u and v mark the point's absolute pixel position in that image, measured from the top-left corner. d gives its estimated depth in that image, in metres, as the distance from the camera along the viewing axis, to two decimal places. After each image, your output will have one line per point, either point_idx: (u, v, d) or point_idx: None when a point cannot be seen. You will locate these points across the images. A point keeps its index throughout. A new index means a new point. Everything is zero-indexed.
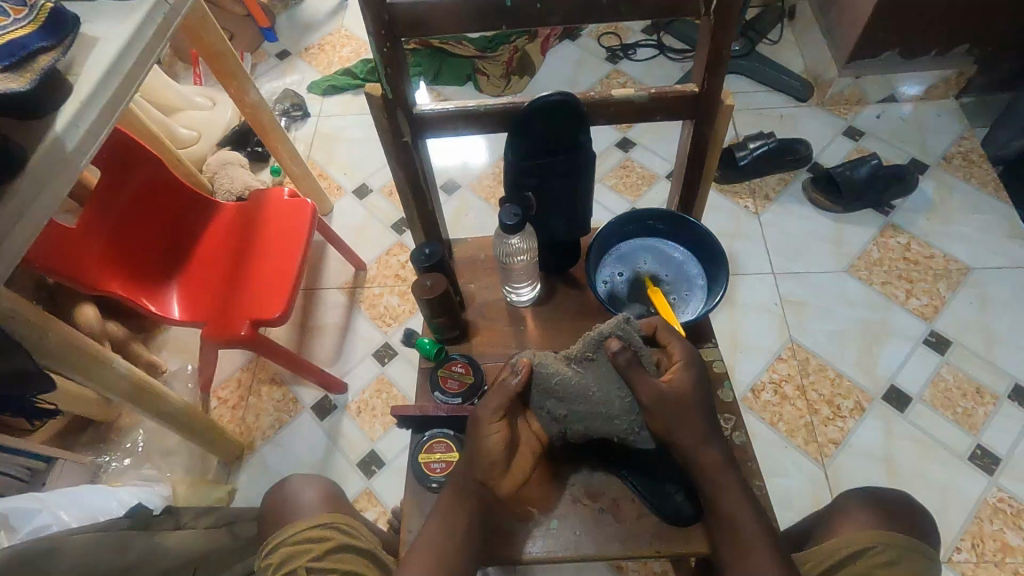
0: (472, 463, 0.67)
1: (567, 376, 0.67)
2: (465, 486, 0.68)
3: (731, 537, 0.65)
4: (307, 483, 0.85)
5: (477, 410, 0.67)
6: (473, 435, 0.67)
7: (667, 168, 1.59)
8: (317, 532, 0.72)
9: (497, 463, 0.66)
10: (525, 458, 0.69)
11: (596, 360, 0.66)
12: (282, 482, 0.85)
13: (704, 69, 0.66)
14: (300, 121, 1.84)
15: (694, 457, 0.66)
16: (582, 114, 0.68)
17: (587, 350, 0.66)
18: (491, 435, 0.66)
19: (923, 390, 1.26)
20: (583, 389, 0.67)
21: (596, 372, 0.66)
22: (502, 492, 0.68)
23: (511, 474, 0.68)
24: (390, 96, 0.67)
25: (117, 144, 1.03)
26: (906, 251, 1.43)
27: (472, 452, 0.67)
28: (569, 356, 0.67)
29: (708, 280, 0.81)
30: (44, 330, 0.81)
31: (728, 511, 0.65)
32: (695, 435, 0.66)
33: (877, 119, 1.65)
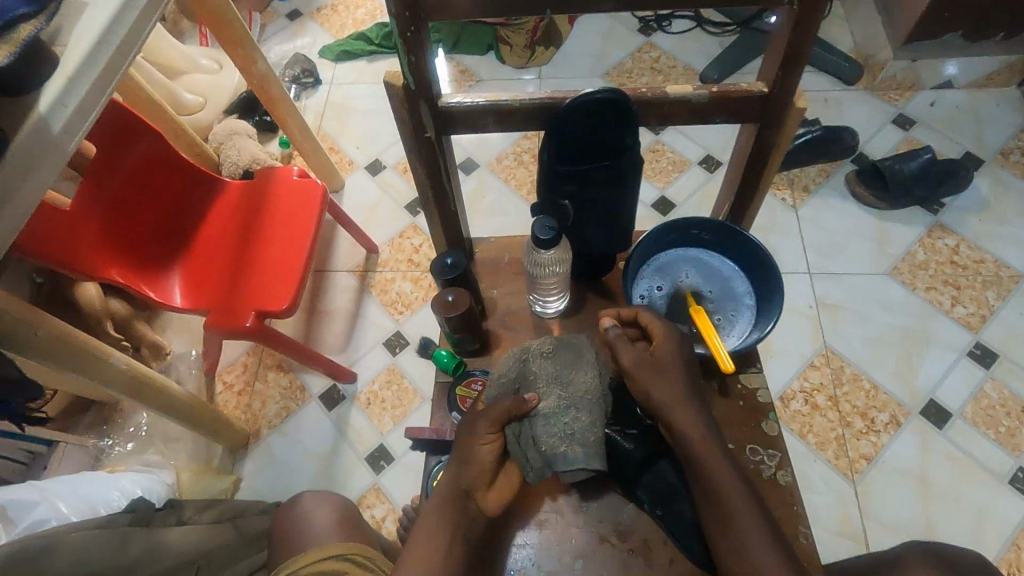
0: (456, 472, 0.64)
1: (534, 373, 0.68)
2: (449, 499, 0.63)
3: (720, 518, 0.59)
4: (318, 502, 0.78)
5: (470, 422, 0.65)
6: (464, 443, 0.64)
7: (701, 153, 1.49)
8: (333, 565, 0.65)
9: (486, 473, 0.63)
10: (514, 474, 0.66)
11: (563, 355, 0.68)
12: (294, 501, 0.78)
13: (779, 67, 0.56)
14: (311, 89, 1.74)
15: (678, 432, 0.62)
16: (633, 115, 0.59)
17: (550, 345, 0.69)
18: (483, 445, 0.63)
19: (964, 406, 1.18)
20: (551, 386, 0.66)
21: (563, 365, 0.68)
22: (487, 509, 0.64)
23: (497, 489, 0.65)
24: (413, 86, 0.59)
25: (113, 118, 0.95)
26: (954, 254, 1.34)
27: (457, 463, 0.64)
28: (526, 353, 0.69)
29: (757, 299, 0.73)
30: (34, 327, 0.75)
31: (716, 488, 0.59)
32: (673, 405, 0.62)
33: (931, 106, 1.53)
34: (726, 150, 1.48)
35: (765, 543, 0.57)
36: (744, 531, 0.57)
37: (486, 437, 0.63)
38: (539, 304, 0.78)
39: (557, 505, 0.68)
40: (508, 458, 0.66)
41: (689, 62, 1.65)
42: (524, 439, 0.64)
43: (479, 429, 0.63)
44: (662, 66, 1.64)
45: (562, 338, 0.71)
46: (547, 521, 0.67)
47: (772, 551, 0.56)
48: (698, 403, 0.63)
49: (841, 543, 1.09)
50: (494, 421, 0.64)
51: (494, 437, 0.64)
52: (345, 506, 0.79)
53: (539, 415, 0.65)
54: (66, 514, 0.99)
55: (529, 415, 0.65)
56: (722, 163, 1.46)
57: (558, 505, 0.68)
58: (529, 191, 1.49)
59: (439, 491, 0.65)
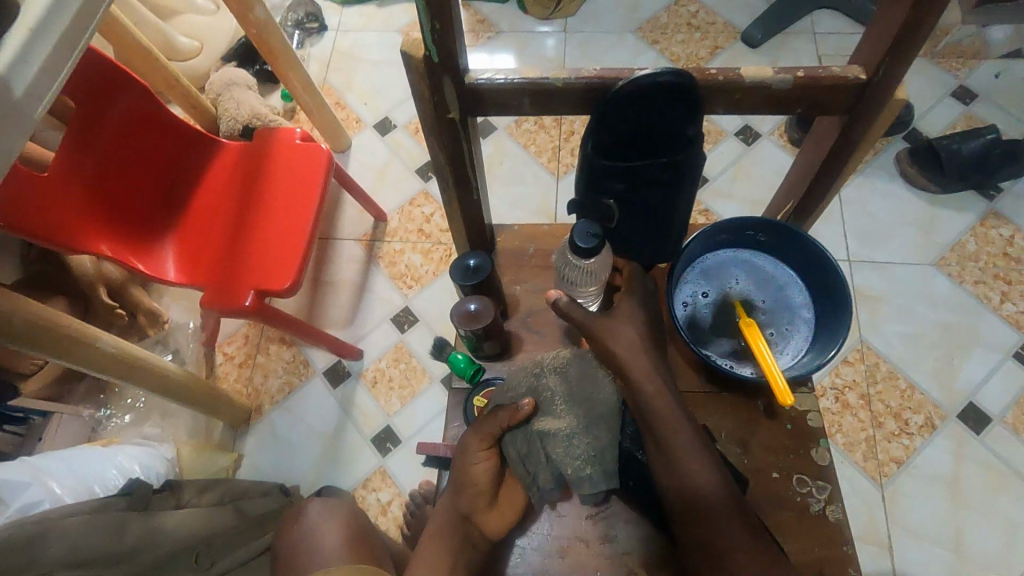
0: (453, 492, 0.59)
1: (549, 391, 0.61)
2: (447, 524, 0.59)
3: (667, 459, 0.56)
4: (327, 513, 0.74)
5: (463, 437, 0.60)
6: (456, 462, 0.59)
7: (739, 123, 1.36)
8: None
9: (483, 494, 0.58)
10: (518, 495, 0.60)
11: (581, 370, 0.61)
12: (301, 511, 0.74)
13: (885, 51, 0.46)
14: (315, 36, 1.60)
15: (629, 376, 0.58)
16: (698, 104, 0.49)
17: (565, 358, 0.62)
18: (477, 463, 0.58)
19: (1005, 412, 1.12)
20: (569, 405, 0.60)
21: (581, 379, 0.61)
22: (490, 534, 0.58)
23: (499, 511, 0.59)
24: (435, 59, 0.49)
25: (91, 72, 0.84)
26: (1008, 246, 1.24)
27: (453, 482, 0.59)
28: (539, 367, 0.62)
29: (816, 313, 0.65)
30: (7, 313, 0.68)
31: (665, 426, 0.57)
32: (629, 351, 0.59)
33: (996, 78, 1.38)
34: (767, 121, 1.36)
35: (700, 463, 0.55)
36: (684, 466, 0.55)
37: (479, 455, 0.59)
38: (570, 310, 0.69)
39: (582, 534, 0.62)
40: (510, 473, 0.60)
41: (731, 19, 1.50)
42: (531, 457, 0.59)
43: (470, 446, 0.58)
44: (700, 23, 1.49)
45: (580, 351, 0.63)
46: (569, 550, 0.61)
47: (714, 482, 0.55)
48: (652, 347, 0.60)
49: (864, 548, 1.05)
50: (489, 435, 0.59)
51: (489, 451, 0.59)
52: (355, 515, 0.75)
53: (554, 436, 0.59)
54: (60, 496, 0.95)
55: (538, 434, 0.59)
56: (762, 135, 1.34)
57: (583, 534, 0.62)
58: (550, 159, 1.38)
59: (438, 515, 0.60)
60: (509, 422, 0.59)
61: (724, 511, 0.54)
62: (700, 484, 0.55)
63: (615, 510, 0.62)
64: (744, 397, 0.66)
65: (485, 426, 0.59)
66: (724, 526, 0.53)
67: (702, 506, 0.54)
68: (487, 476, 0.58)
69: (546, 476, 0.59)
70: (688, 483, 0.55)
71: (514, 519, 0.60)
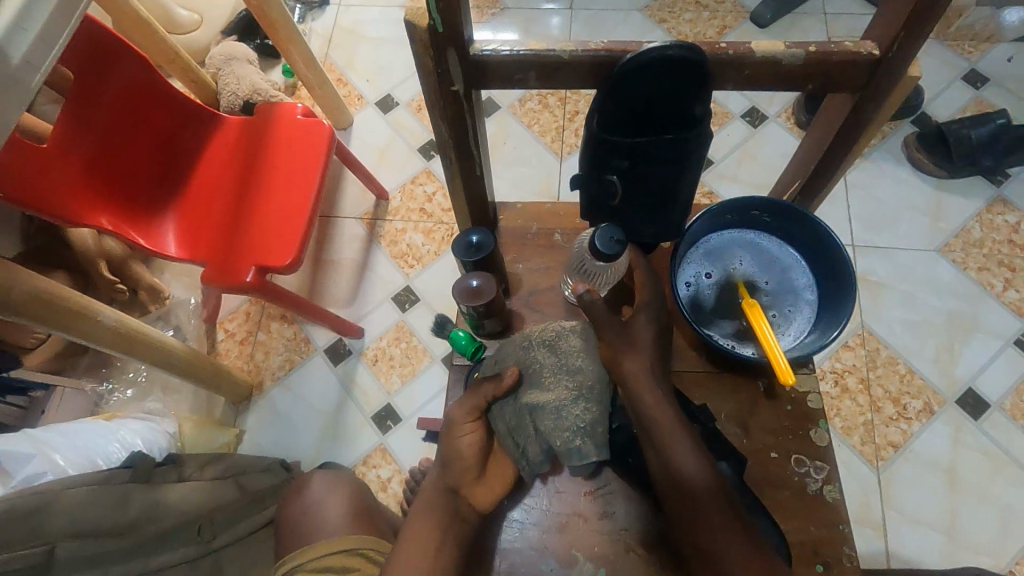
0: (442, 468, 0.61)
1: (538, 363, 0.61)
2: (437, 501, 0.60)
3: (663, 463, 0.57)
4: (330, 487, 0.74)
5: (450, 410, 0.61)
6: (444, 437, 0.60)
7: (746, 105, 1.34)
8: (343, 559, 0.65)
9: (471, 466, 0.59)
10: (508, 468, 0.61)
11: (571, 342, 0.61)
12: (304, 484, 0.74)
13: (901, 25, 0.45)
14: (317, 10, 1.57)
15: (627, 386, 0.59)
16: (707, 79, 0.48)
17: (553, 331, 0.62)
18: (463, 435, 0.59)
19: (1004, 398, 1.12)
20: (557, 376, 0.60)
21: (570, 352, 0.61)
22: (479, 507, 0.59)
23: (488, 484, 0.60)
24: (439, 29, 0.48)
25: (87, 40, 0.83)
26: (1014, 233, 1.23)
27: (441, 457, 0.60)
28: (528, 339, 0.63)
29: (820, 295, 0.64)
30: (8, 284, 0.68)
31: (661, 432, 0.57)
32: (631, 364, 0.59)
33: (1008, 62, 1.36)
34: (774, 103, 1.34)
35: (688, 453, 0.56)
36: (682, 471, 0.56)
37: (465, 428, 0.60)
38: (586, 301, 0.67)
39: (581, 511, 0.62)
40: (497, 446, 0.61)
41: None
42: (520, 430, 0.60)
43: (457, 420, 0.60)
44: (708, 1, 1.46)
45: (570, 325, 0.63)
46: (567, 525, 0.62)
47: (712, 487, 0.55)
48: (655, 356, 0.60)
49: (858, 530, 1.06)
50: (474, 407, 0.60)
51: (475, 424, 0.60)
52: (357, 489, 0.76)
53: (542, 409, 0.59)
54: (63, 468, 0.96)
55: (527, 407, 0.60)
56: (768, 117, 1.33)
57: (581, 511, 0.62)
58: (553, 139, 1.36)
59: (427, 491, 0.61)
60: (495, 393, 0.60)
61: (723, 514, 0.54)
62: (699, 488, 0.55)
63: (614, 487, 0.63)
64: (745, 376, 0.66)
65: (471, 399, 0.60)
66: (721, 529, 0.54)
67: (700, 509, 0.54)
68: (473, 450, 0.59)
69: (536, 449, 0.59)
70: (685, 489, 0.55)
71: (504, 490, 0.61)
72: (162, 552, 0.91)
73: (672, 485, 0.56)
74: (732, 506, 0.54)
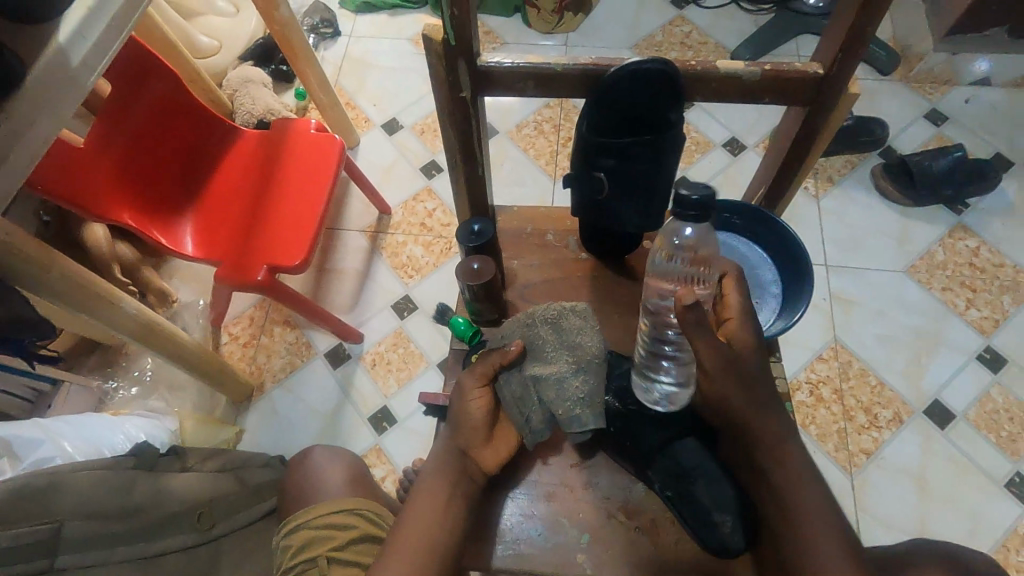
0: (452, 430, 0.65)
1: (541, 339, 0.67)
2: (445, 460, 0.63)
3: (775, 489, 0.60)
4: (331, 459, 0.81)
5: (460, 378, 0.66)
6: (455, 402, 0.65)
7: (726, 135, 1.45)
8: (344, 519, 0.71)
9: (479, 430, 0.63)
10: (512, 434, 0.66)
11: (572, 321, 0.67)
12: (306, 456, 0.81)
13: (838, 49, 0.54)
14: (329, 40, 1.69)
15: (749, 422, 0.61)
16: (679, 88, 0.57)
17: (553, 309, 0.68)
18: (474, 401, 0.64)
19: (968, 409, 1.19)
20: (559, 351, 0.66)
21: (570, 330, 0.67)
22: (486, 468, 0.64)
23: (494, 446, 0.65)
24: (452, 42, 0.56)
25: (128, 56, 0.91)
26: (974, 257, 1.32)
27: (452, 422, 0.65)
28: (532, 318, 0.68)
29: (784, 289, 0.71)
30: (45, 267, 0.74)
31: (776, 466, 0.61)
32: (755, 398, 0.61)
33: (966, 103, 1.48)
34: (753, 134, 1.44)
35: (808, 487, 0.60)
36: (794, 500, 0.59)
37: (475, 392, 0.64)
38: (654, 362, 0.66)
39: (568, 481, 0.68)
40: (502, 415, 0.66)
41: (720, 39, 1.60)
42: (525, 400, 0.65)
43: (467, 384, 0.64)
44: (692, 42, 1.59)
45: (569, 305, 0.69)
46: (555, 494, 0.67)
47: (820, 517, 0.59)
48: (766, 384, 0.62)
49: None
50: (484, 373, 0.65)
51: (482, 390, 0.65)
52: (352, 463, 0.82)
53: (545, 380, 0.65)
54: (71, 454, 0.99)
55: (531, 378, 0.65)
56: (747, 146, 1.43)
57: (568, 481, 0.68)
58: (548, 162, 1.46)
59: (434, 453, 0.65)
60: (501, 362, 0.65)
61: (830, 541, 0.58)
62: (810, 517, 0.59)
63: (599, 460, 0.69)
64: None
65: (479, 368, 0.65)
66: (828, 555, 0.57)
67: (808, 535, 0.58)
68: (482, 412, 0.64)
69: (539, 418, 0.65)
70: (796, 517, 0.59)
71: (508, 456, 0.66)
72: (164, 537, 0.94)
73: (780, 513, 0.60)
74: (838, 533, 0.58)
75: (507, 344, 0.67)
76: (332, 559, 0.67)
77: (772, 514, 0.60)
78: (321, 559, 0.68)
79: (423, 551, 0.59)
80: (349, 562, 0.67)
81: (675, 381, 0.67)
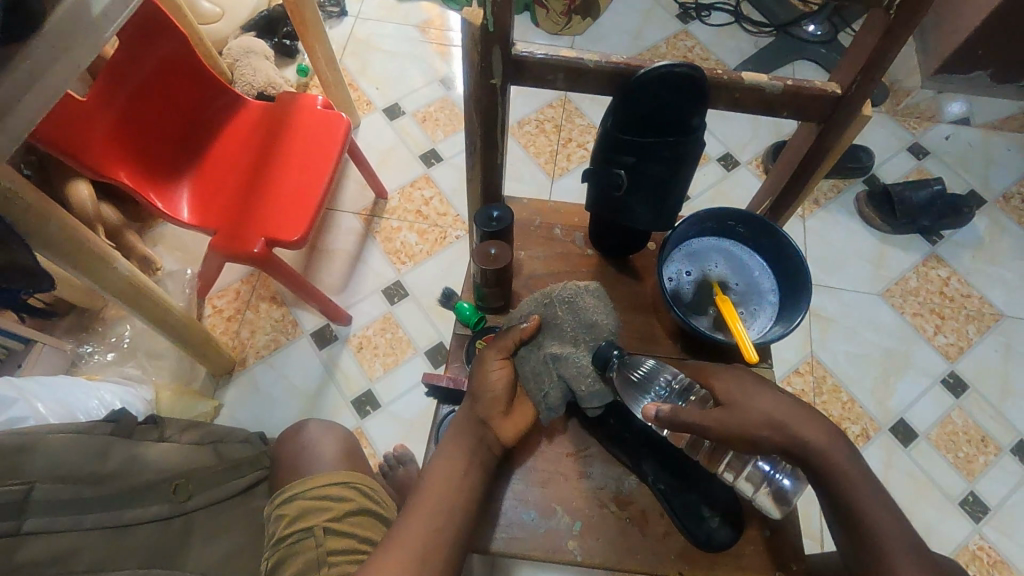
0: (473, 401, 0.65)
1: (558, 319, 0.68)
2: (467, 431, 0.65)
3: (835, 496, 0.59)
4: (324, 432, 0.85)
5: (481, 351, 0.68)
6: (475, 373, 0.66)
7: (721, 150, 1.49)
8: (342, 491, 0.74)
9: (499, 400, 0.65)
10: (528, 409, 0.68)
11: (588, 301, 0.68)
12: (301, 427, 0.85)
13: (857, 71, 0.57)
14: (335, 20, 1.67)
15: (787, 434, 0.59)
16: (705, 94, 0.59)
17: (571, 288, 0.69)
18: (493, 372, 0.66)
19: (930, 429, 1.25)
20: (577, 331, 0.68)
21: (586, 309, 0.68)
22: (504, 440, 0.65)
23: (513, 419, 0.66)
24: (490, 28, 0.57)
25: (142, 15, 0.89)
26: (945, 286, 1.39)
27: (472, 390, 0.66)
28: (549, 298, 0.70)
29: (781, 298, 0.74)
30: (43, 219, 0.73)
31: (832, 473, 0.58)
32: (765, 418, 0.59)
33: (946, 140, 1.55)
34: (747, 151, 1.49)
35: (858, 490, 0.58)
36: (853, 501, 0.58)
37: (495, 363, 0.66)
38: (770, 488, 0.63)
39: (563, 469, 0.69)
40: (522, 392, 0.68)
41: (722, 56, 1.64)
42: (544, 375, 0.66)
43: (488, 356, 0.66)
44: (694, 57, 1.63)
45: (585, 285, 0.70)
46: (550, 481, 0.69)
47: (877, 515, 0.58)
48: (779, 396, 0.61)
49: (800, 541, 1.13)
50: (504, 347, 0.67)
51: (503, 362, 0.67)
52: (347, 440, 0.86)
53: (565, 359, 0.66)
54: (44, 415, 0.97)
55: (549, 356, 0.66)
56: (740, 163, 1.47)
57: (563, 470, 0.69)
58: (546, 161, 1.47)
59: (453, 423, 0.66)
60: (522, 337, 0.67)
61: (891, 537, 0.57)
62: (869, 512, 0.58)
63: (594, 452, 0.70)
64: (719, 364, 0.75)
65: (500, 342, 0.67)
66: (893, 554, 0.56)
67: (871, 535, 0.58)
68: (502, 383, 0.65)
69: (556, 394, 0.66)
70: (855, 515, 0.58)
71: (525, 430, 0.67)
72: (137, 507, 0.89)
73: (843, 515, 0.59)
74: (897, 535, 0.57)
75: (524, 321, 0.69)
76: (328, 529, 0.70)
77: (832, 513, 0.60)
78: (316, 529, 0.71)
79: (439, 521, 0.60)
80: (343, 534, 0.71)
81: (792, 484, 0.62)
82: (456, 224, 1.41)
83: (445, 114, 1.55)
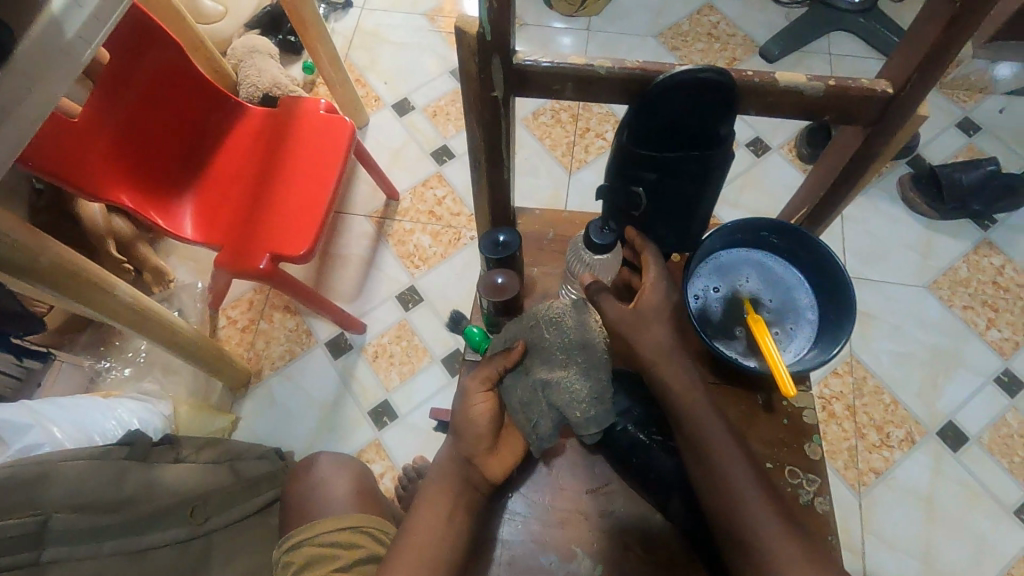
0: (455, 437, 0.62)
1: (545, 341, 0.63)
2: (470, 471, 0.61)
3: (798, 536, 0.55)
4: (335, 466, 0.83)
5: (464, 382, 0.63)
6: (458, 407, 0.62)
7: (751, 135, 1.39)
8: (347, 536, 0.73)
9: (484, 436, 0.61)
10: (518, 443, 0.64)
11: (575, 318, 0.63)
12: (312, 462, 0.83)
13: (914, 68, 0.49)
14: (341, 12, 1.61)
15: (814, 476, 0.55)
16: (733, 101, 0.51)
17: (557, 306, 0.64)
18: (477, 405, 0.61)
19: (982, 433, 1.16)
20: (568, 354, 0.63)
21: (574, 327, 0.63)
22: (490, 476, 0.61)
23: (500, 455, 0.62)
24: (488, 37, 0.50)
25: (130, 23, 0.85)
26: (998, 276, 1.28)
27: (457, 427, 0.62)
28: (535, 318, 0.64)
29: (820, 315, 0.67)
30: (34, 253, 0.71)
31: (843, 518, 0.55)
32: None
33: (999, 114, 1.42)
34: (779, 135, 1.39)
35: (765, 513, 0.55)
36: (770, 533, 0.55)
37: (478, 398, 0.62)
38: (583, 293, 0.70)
39: (581, 508, 0.65)
40: (511, 424, 0.64)
41: (750, 32, 1.52)
42: (533, 404, 0.62)
43: (470, 389, 0.62)
44: (720, 33, 1.52)
45: (572, 302, 0.65)
46: (569, 521, 0.64)
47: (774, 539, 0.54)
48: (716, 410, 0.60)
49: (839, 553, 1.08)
50: (487, 377, 0.62)
51: (487, 393, 0.62)
52: (360, 474, 0.84)
53: (556, 386, 0.62)
54: (61, 440, 0.94)
55: (540, 383, 0.62)
56: (772, 148, 1.38)
57: (582, 508, 0.65)
58: (564, 154, 1.40)
59: (441, 461, 0.63)
60: (505, 365, 0.63)
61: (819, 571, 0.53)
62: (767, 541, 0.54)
63: (616, 488, 0.65)
64: (748, 388, 0.70)
65: (482, 371, 0.63)
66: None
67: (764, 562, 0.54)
68: (487, 418, 0.61)
69: (548, 423, 0.62)
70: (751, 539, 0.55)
71: (513, 464, 0.63)
72: (153, 532, 0.85)
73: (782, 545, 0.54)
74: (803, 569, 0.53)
75: (510, 345, 0.65)
76: None
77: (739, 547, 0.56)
78: None
79: None
80: None
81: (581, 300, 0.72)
82: (471, 224, 1.36)
83: (456, 107, 1.49)
